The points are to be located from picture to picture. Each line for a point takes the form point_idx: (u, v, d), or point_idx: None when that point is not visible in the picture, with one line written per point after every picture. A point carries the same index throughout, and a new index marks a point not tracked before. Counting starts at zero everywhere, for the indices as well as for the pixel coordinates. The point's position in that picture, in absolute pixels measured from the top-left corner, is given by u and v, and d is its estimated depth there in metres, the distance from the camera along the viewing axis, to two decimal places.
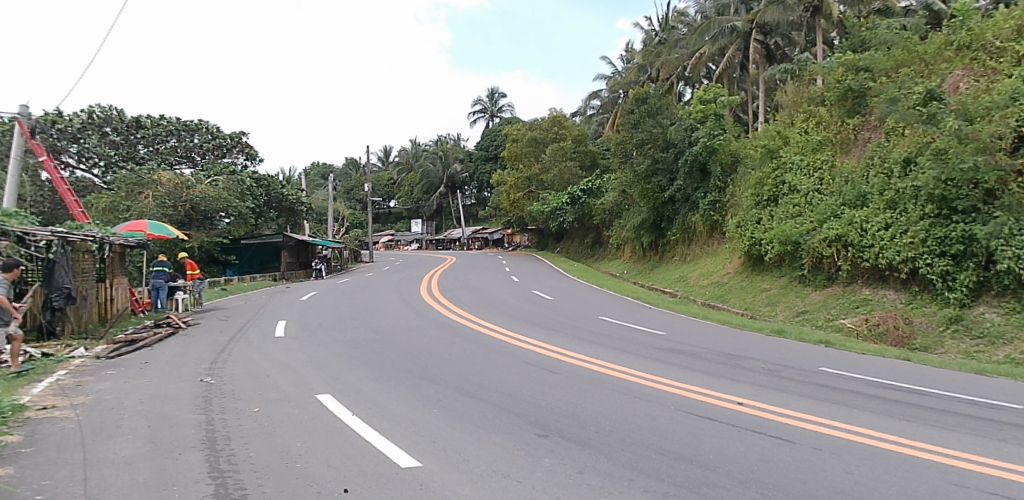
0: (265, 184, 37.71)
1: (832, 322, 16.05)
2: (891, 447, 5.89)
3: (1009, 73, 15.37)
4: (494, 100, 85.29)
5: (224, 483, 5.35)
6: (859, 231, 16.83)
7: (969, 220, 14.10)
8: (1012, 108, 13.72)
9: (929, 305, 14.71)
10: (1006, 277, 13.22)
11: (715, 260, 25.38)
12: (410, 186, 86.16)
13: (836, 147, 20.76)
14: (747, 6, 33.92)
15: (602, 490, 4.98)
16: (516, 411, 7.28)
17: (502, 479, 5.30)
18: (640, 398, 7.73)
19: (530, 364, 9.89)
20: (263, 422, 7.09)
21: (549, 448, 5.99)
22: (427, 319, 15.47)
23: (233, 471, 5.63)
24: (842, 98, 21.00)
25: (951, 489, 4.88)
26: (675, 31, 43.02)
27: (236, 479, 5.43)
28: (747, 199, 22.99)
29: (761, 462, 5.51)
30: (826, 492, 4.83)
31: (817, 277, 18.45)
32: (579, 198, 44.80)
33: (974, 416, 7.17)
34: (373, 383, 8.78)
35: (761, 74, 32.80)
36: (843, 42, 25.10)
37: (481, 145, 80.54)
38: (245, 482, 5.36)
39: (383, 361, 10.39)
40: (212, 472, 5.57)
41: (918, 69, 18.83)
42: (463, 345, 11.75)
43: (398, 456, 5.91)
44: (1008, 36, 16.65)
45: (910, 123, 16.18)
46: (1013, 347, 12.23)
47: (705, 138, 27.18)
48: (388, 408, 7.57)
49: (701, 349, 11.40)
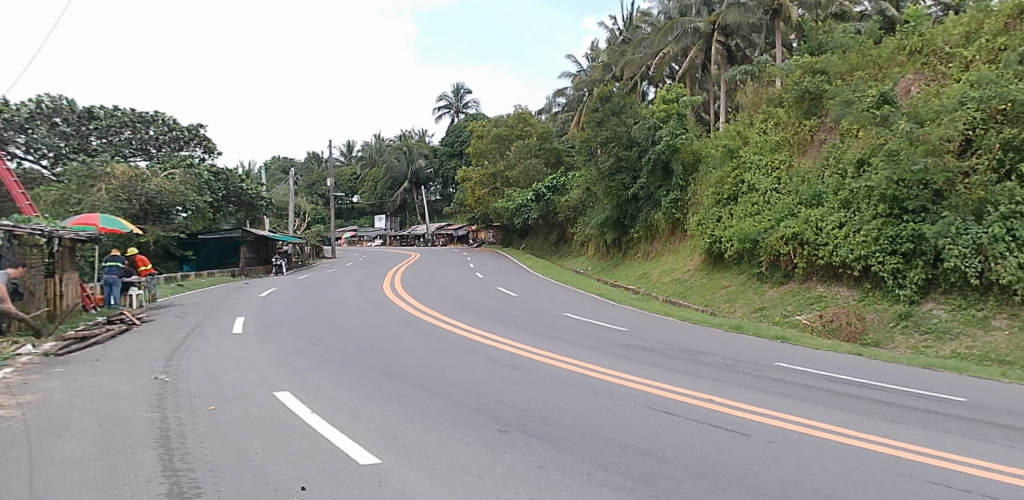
0: (224, 177, 36.71)
1: (788, 318, 16.44)
2: (841, 439, 6.04)
3: (957, 77, 15.96)
4: (459, 95, 84.87)
5: (178, 481, 5.17)
6: (815, 230, 17.27)
7: (918, 220, 14.55)
8: (960, 112, 14.21)
9: (880, 301, 15.20)
10: (953, 275, 13.75)
11: (677, 258, 25.69)
12: (374, 182, 85.26)
13: (794, 147, 21.28)
14: (709, 7, 34.45)
15: (564, 484, 4.98)
16: (478, 407, 7.21)
17: (463, 474, 5.25)
18: (601, 393, 7.75)
19: (491, 360, 9.84)
20: (218, 420, 6.87)
21: (510, 444, 5.95)
22: (389, 315, 15.28)
23: (187, 469, 5.43)
24: (800, 100, 21.47)
25: (898, 479, 5.01)
26: (638, 31, 43.43)
27: (191, 477, 5.25)
28: (708, 198, 23.37)
29: (717, 454, 5.58)
30: (780, 483, 4.91)
31: (774, 275, 18.88)
32: (544, 195, 44.91)
33: (920, 409, 7.41)
34: (332, 381, 8.61)
35: (722, 75, 33.40)
36: (801, 45, 25.77)
37: (446, 141, 80.21)
38: (200, 481, 5.18)
39: (342, 358, 10.19)
40: (166, 471, 5.37)
41: (872, 73, 19.39)
42: (426, 341, 11.64)
43: (359, 453, 5.79)
44: (956, 42, 17.21)
45: (864, 125, 16.74)
46: (959, 342, 12.74)
47: (668, 137, 27.54)
48: (348, 404, 7.43)
49: (661, 344, 11.55)
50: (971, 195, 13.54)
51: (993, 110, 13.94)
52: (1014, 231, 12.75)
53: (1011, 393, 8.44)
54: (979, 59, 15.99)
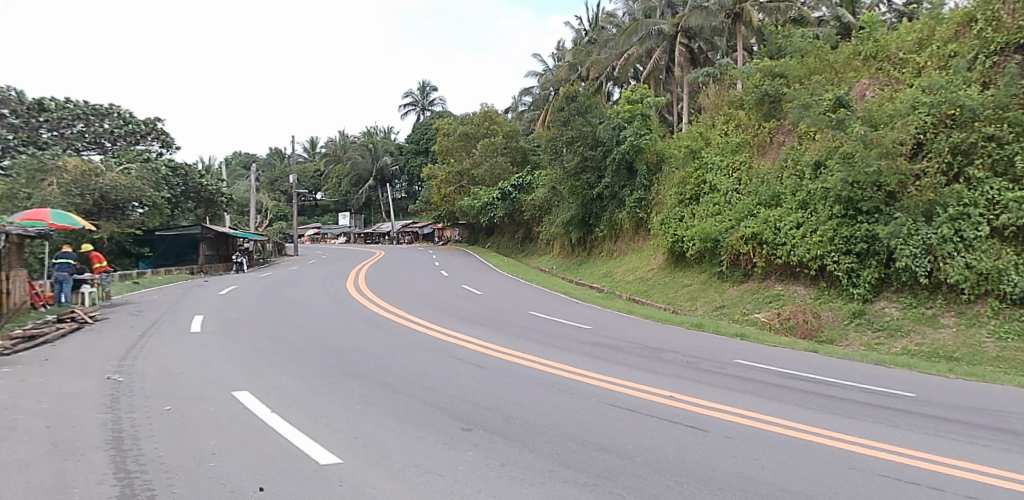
0: (182, 172, 35.63)
1: (747, 316, 16.78)
2: (796, 434, 6.16)
3: (910, 83, 16.50)
4: (425, 92, 84.28)
5: (131, 483, 4.98)
6: (773, 230, 17.64)
7: (871, 220, 15.00)
8: (912, 116, 14.73)
9: (835, 299, 15.61)
10: (904, 274, 14.20)
11: (640, 256, 25.97)
12: (338, 178, 84.16)
13: (754, 149, 21.73)
14: (673, 10, 34.95)
15: (526, 482, 4.95)
16: (441, 406, 7.14)
17: (425, 473, 5.18)
18: (564, 391, 7.76)
19: (455, 359, 9.76)
20: (174, 421, 6.64)
21: (473, 442, 5.90)
22: (353, 313, 15.05)
23: (141, 471, 5.24)
24: (760, 102, 21.94)
25: (848, 473, 5.13)
26: (604, 32, 43.77)
27: (144, 479, 5.06)
28: (671, 198, 23.64)
29: (676, 450, 5.63)
30: (737, 478, 4.98)
31: (735, 274, 19.21)
32: (509, 194, 44.93)
33: (872, 404, 7.62)
34: (292, 380, 8.42)
35: (685, 77, 33.84)
36: (761, 49, 26.37)
37: (412, 138, 79.65)
38: (154, 482, 5.01)
39: (302, 356, 9.98)
40: (118, 473, 5.17)
41: (829, 77, 19.97)
42: (388, 339, 11.49)
43: (320, 453, 5.66)
44: (910, 49, 17.78)
45: (821, 128, 17.20)
46: (909, 339, 13.16)
47: (632, 137, 27.78)
48: (308, 404, 7.27)
49: (624, 342, 11.63)
50: (921, 197, 13.99)
51: (943, 114, 14.46)
52: (963, 233, 13.26)
53: (958, 389, 8.73)
54: (930, 65, 16.55)
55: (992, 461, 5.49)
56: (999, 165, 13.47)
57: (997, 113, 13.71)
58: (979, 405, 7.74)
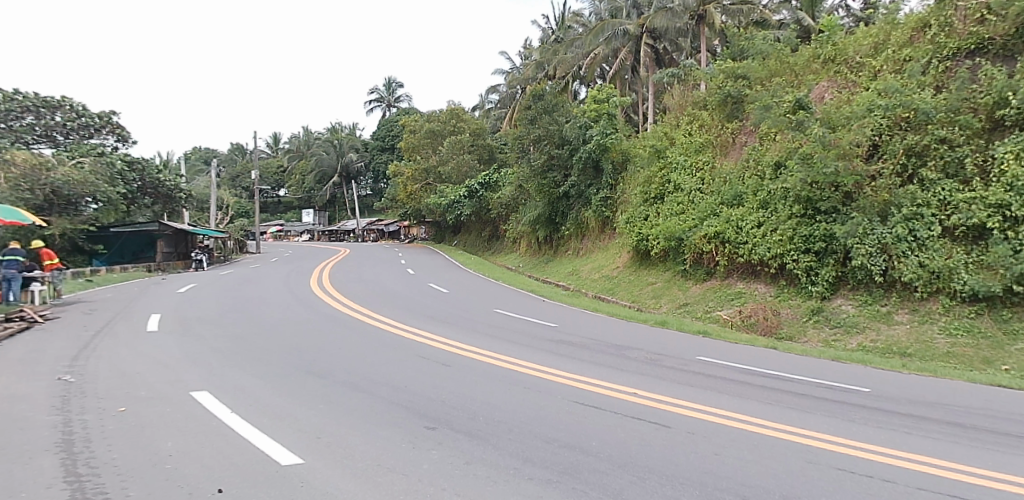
0: (139, 167, 34.52)
1: (709, 314, 17.05)
2: (756, 429, 6.25)
3: (866, 86, 16.96)
4: (391, 89, 83.45)
5: (82, 487, 4.79)
6: (735, 229, 17.96)
7: (829, 220, 15.38)
8: (868, 119, 15.18)
9: (794, 297, 15.97)
10: (859, 272, 14.61)
11: (606, 254, 26.13)
12: (302, 175, 82.88)
13: (717, 149, 22.07)
14: (639, 11, 35.28)
15: (490, 480, 4.92)
16: (406, 404, 7.05)
17: (389, 472, 5.10)
18: (529, 388, 7.74)
19: (419, 357, 9.66)
20: (129, 422, 6.40)
21: (437, 441, 5.83)
22: (316, 311, 14.80)
23: (93, 474, 5.03)
24: (723, 103, 22.36)
25: (806, 466, 5.23)
26: (570, 31, 43.96)
27: (96, 483, 4.87)
28: (636, 196, 23.85)
29: (640, 446, 5.66)
30: (699, 473, 5.03)
31: (697, 272, 19.46)
32: (476, 191, 44.79)
33: (829, 399, 7.79)
34: (253, 379, 8.21)
35: (651, 77, 34.17)
36: (724, 51, 26.84)
37: (378, 135, 78.84)
38: (106, 486, 4.81)
39: (264, 356, 9.75)
40: (69, 476, 4.96)
41: (789, 79, 20.45)
42: (352, 338, 11.31)
43: (281, 453, 5.52)
44: (866, 53, 18.27)
45: (781, 129, 17.55)
46: (865, 336, 13.56)
47: (598, 137, 27.95)
48: (269, 404, 7.09)
49: (589, 340, 11.67)
50: (877, 198, 14.42)
51: (898, 117, 14.97)
52: (916, 232, 13.69)
53: (910, 384, 9.02)
54: (886, 69, 17.00)
55: (941, 453, 5.66)
56: (950, 167, 13.94)
57: (948, 116, 14.23)
58: (929, 399, 7.99)
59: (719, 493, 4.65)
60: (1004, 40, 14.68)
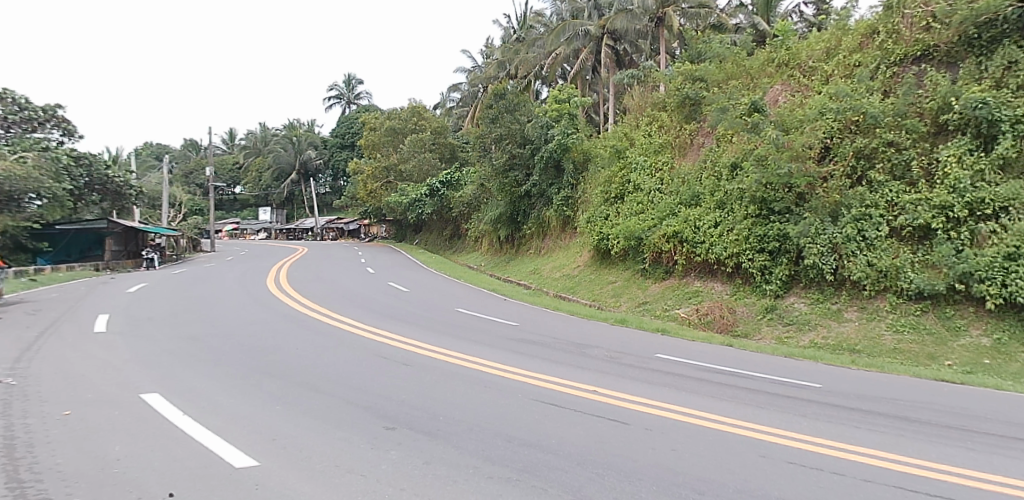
0: (86, 162, 33.15)
1: (668, 312, 17.29)
2: (712, 425, 6.35)
3: (819, 90, 17.47)
4: (351, 85, 82.28)
5: (23, 494, 4.55)
6: (693, 229, 18.26)
7: (783, 220, 15.77)
8: (820, 122, 15.66)
9: (749, 295, 16.32)
10: (811, 271, 15.02)
11: (567, 253, 26.23)
12: (259, 172, 81.07)
13: (676, 150, 22.38)
14: (600, 12, 35.58)
15: (449, 479, 4.87)
16: (364, 405, 6.92)
17: (347, 473, 4.99)
18: (490, 387, 7.70)
19: (379, 356, 9.50)
20: (75, 426, 6.11)
21: (397, 441, 5.74)
22: (272, 311, 14.42)
23: (35, 480, 4.79)
24: (681, 105, 22.73)
25: (759, 460, 5.33)
26: (532, 30, 44.02)
27: (39, 489, 4.64)
28: (597, 196, 24.03)
29: (599, 443, 5.69)
30: (655, 469, 5.08)
31: (656, 271, 19.69)
32: (437, 190, 44.48)
33: (783, 395, 7.98)
34: (207, 381, 7.94)
35: (611, 78, 34.47)
36: (683, 53, 27.28)
37: (337, 132, 77.63)
38: (49, 492, 4.59)
39: (218, 357, 9.45)
40: (9, 483, 4.71)
41: (745, 82, 20.95)
42: (310, 337, 11.07)
43: (236, 456, 5.35)
44: (818, 57, 18.78)
45: (736, 131, 17.90)
46: (816, 333, 13.96)
47: (559, 136, 28.09)
48: (223, 406, 6.86)
49: (550, 339, 11.70)
50: (828, 198, 14.86)
51: (848, 120, 15.47)
52: (864, 232, 14.17)
53: (858, 379, 9.32)
54: (837, 73, 17.50)
55: (886, 446, 5.85)
56: (898, 169, 14.48)
57: (896, 121, 14.84)
58: (876, 394, 8.27)
59: (675, 488, 4.70)
60: (948, 47, 15.33)
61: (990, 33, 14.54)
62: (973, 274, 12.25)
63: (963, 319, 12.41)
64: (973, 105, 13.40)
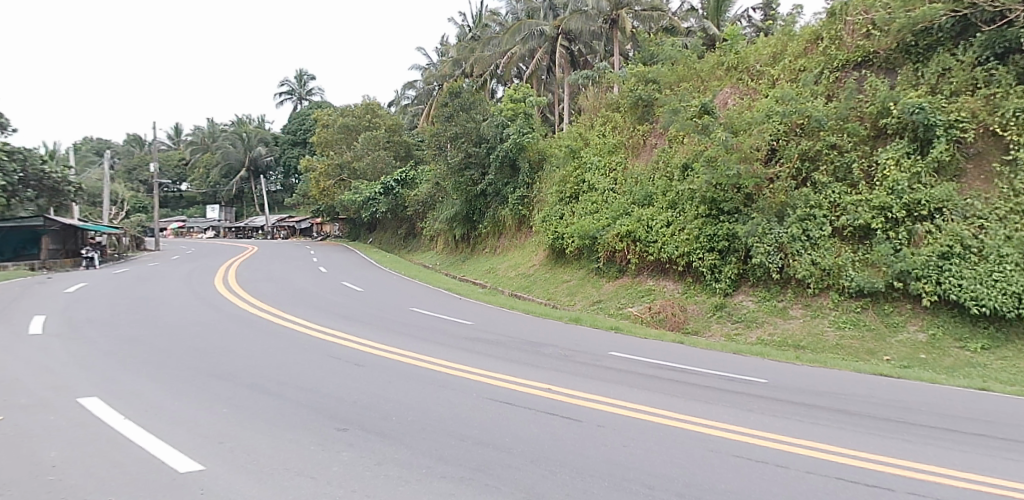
0: (20, 157, 31.53)
1: (621, 310, 17.51)
2: (664, 421, 6.43)
3: (766, 93, 17.98)
4: (302, 81, 80.50)
5: None
6: (646, 228, 18.53)
7: (732, 220, 16.16)
8: (767, 125, 16.11)
9: (699, 294, 16.67)
10: (758, 270, 15.44)
11: (522, 252, 26.25)
12: (206, 169, 78.60)
13: (629, 150, 22.68)
14: (555, 12, 35.74)
15: (401, 479, 4.78)
16: (315, 406, 6.75)
17: (296, 476, 4.86)
18: (443, 387, 7.62)
19: (331, 357, 9.29)
20: (6, 432, 5.77)
21: (348, 442, 5.62)
22: (219, 311, 13.94)
23: None
24: (634, 106, 23.07)
25: (708, 455, 5.43)
26: (487, 29, 43.91)
27: None
28: (552, 196, 24.19)
29: (552, 440, 5.69)
30: (607, 465, 5.10)
31: (610, 269, 19.91)
32: (392, 188, 43.94)
33: (732, 390, 8.15)
34: (150, 383, 7.61)
35: (566, 78, 34.67)
36: (636, 55, 27.68)
37: (288, 128, 75.91)
38: None
39: (162, 359, 9.07)
40: None
41: (696, 84, 21.41)
42: (259, 338, 10.75)
43: (180, 460, 5.15)
44: (765, 62, 19.32)
45: (688, 132, 18.21)
46: (763, 330, 14.38)
47: (515, 135, 28.14)
48: (167, 408, 6.59)
49: (505, 337, 11.67)
50: (774, 199, 15.29)
51: (793, 123, 15.95)
52: (809, 232, 14.64)
53: (803, 374, 9.62)
54: (783, 77, 18.05)
55: (827, 439, 6.05)
56: (840, 171, 15.03)
57: (838, 124, 15.40)
58: (819, 388, 8.56)
59: (626, 483, 4.74)
60: (886, 54, 16.00)
61: (925, 41, 15.26)
62: (910, 272, 12.80)
63: (901, 316, 12.96)
64: (911, 110, 14.00)
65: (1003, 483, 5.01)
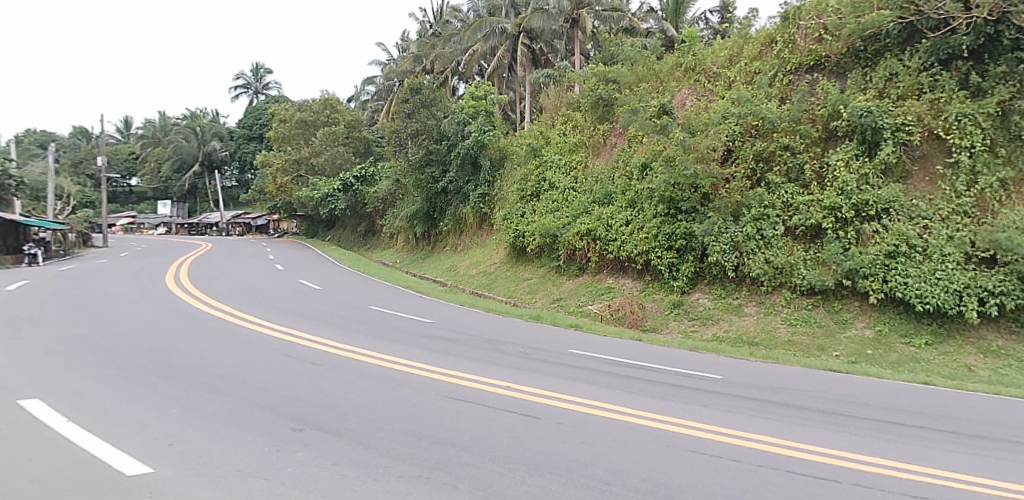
0: None
1: (581, 308, 17.60)
2: (621, 417, 6.49)
3: (722, 94, 18.33)
4: (259, 75, 78.60)
5: None
6: (605, 227, 18.69)
7: (689, 219, 16.43)
8: (722, 126, 16.43)
9: (657, 291, 16.90)
10: (714, 268, 15.73)
11: (483, 250, 26.17)
12: (158, 163, 76.15)
13: (590, 149, 22.85)
14: (517, 10, 35.73)
15: (358, 479, 4.69)
16: (270, 406, 6.58)
17: (249, 477, 4.72)
18: (402, 385, 7.53)
19: (287, 356, 9.07)
20: None
21: (303, 442, 5.49)
22: (170, 310, 13.46)
23: None
24: (595, 105, 23.27)
25: (664, 450, 5.49)
26: (449, 25, 43.61)
27: None
28: (513, 194, 24.19)
29: (511, 438, 5.67)
30: (566, 462, 5.11)
31: (571, 268, 20.01)
32: (352, 185, 43.27)
33: (687, 386, 8.29)
34: (95, 384, 7.30)
35: (527, 77, 34.70)
36: (596, 55, 27.87)
37: (244, 123, 74.04)
38: None
39: (108, 359, 8.71)
40: None
41: (655, 85, 21.69)
42: (211, 337, 10.43)
43: (126, 463, 4.94)
44: (722, 64, 19.68)
45: (647, 132, 18.41)
46: (718, 327, 14.67)
47: (476, 133, 28.08)
48: (113, 410, 6.33)
49: (465, 336, 11.60)
50: (730, 199, 15.63)
51: (748, 124, 16.32)
52: (762, 231, 15.01)
53: (755, 370, 9.88)
54: (738, 80, 18.43)
55: (780, 433, 6.19)
56: (793, 172, 15.45)
57: (791, 126, 15.82)
58: (771, 384, 8.78)
59: (584, 480, 4.76)
60: (837, 58, 16.56)
61: (874, 46, 15.84)
62: (858, 270, 13.25)
63: (849, 313, 13.40)
64: (860, 114, 14.48)
65: (944, 474, 5.22)
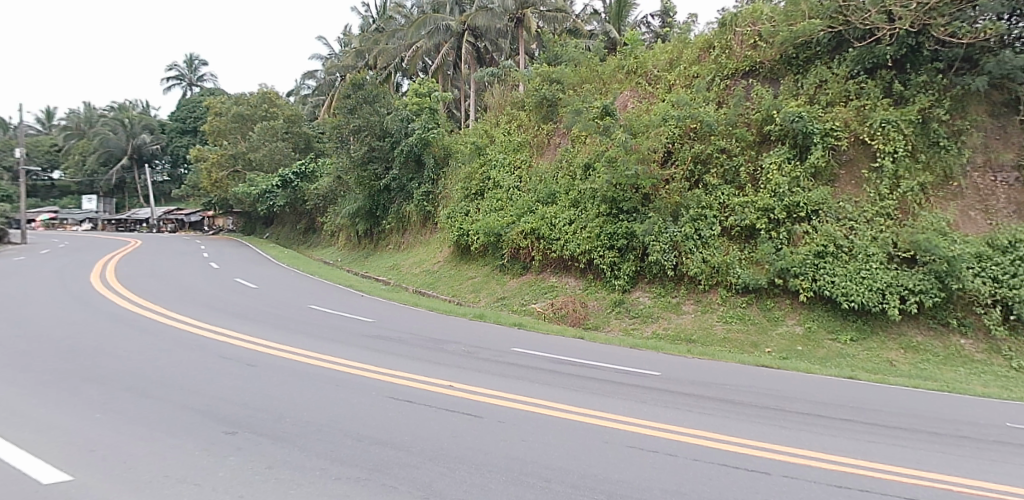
0: None
1: (524, 307, 17.64)
2: (562, 415, 6.52)
3: (663, 97, 18.70)
4: (193, 66, 75.35)
5: None
6: (549, 226, 18.82)
7: (630, 219, 16.68)
8: (662, 128, 16.78)
9: (600, 290, 17.12)
10: (654, 267, 16.04)
11: (427, 249, 25.90)
12: (81, 155, 72.12)
13: (534, 149, 22.96)
14: (461, 8, 35.55)
15: (293, 483, 4.53)
16: (201, 409, 6.28)
17: (177, 483, 4.49)
18: (341, 386, 7.33)
19: (220, 357, 8.69)
20: None
21: (237, 445, 5.26)
22: (92, 310, 12.68)
23: None
24: (539, 105, 23.37)
25: (604, 446, 5.54)
26: (392, 21, 42.88)
27: None
28: (458, 193, 24.07)
29: (452, 437, 5.61)
30: (506, 460, 5.08)
31: (514, 266, 20.02)
32: (290, 181, 42.05)
33: (628, 383, 8.41)
34: (8, 389, 6.78)
35: (471, 75, 34.59)
36: (540, 54, 28.01)
37: (176, 115, 70.92)
38: None
39: (21, 361, 8.12)
40: None
41: (598, 86, 21.97)
42: (138, 338, 9.88)
43: (43, 470, 4.62)
44: (663, 67, 20.09)
45: (590, 133, 18.66)
46: (658, 324, 14.99)
47: (420, 130, 27.84)
48: (29, 415, 5.91)
49: (407, 335, 11.41)
50: (669, 200, 15.98)
51: (687, 127, 16.74)
52: (700, 232, 15.43)
53: (692, 366, 10.13)
54: (678, 83, 18.89)
55: (717, 427, 6.35)
56: (729, 174, 15.94)
57: (727, 129, 16.31)
58: (709, 380, 9.02)
59: (524, 477, 4.74)
60: (771, 64, 17.19)
61: (805, 54, 16.46)
62: (789, 269, 13.78)
63: (780, 310, 13.95)
64: (792, 119, 15.07)
65: (867, 464, 5.47)
